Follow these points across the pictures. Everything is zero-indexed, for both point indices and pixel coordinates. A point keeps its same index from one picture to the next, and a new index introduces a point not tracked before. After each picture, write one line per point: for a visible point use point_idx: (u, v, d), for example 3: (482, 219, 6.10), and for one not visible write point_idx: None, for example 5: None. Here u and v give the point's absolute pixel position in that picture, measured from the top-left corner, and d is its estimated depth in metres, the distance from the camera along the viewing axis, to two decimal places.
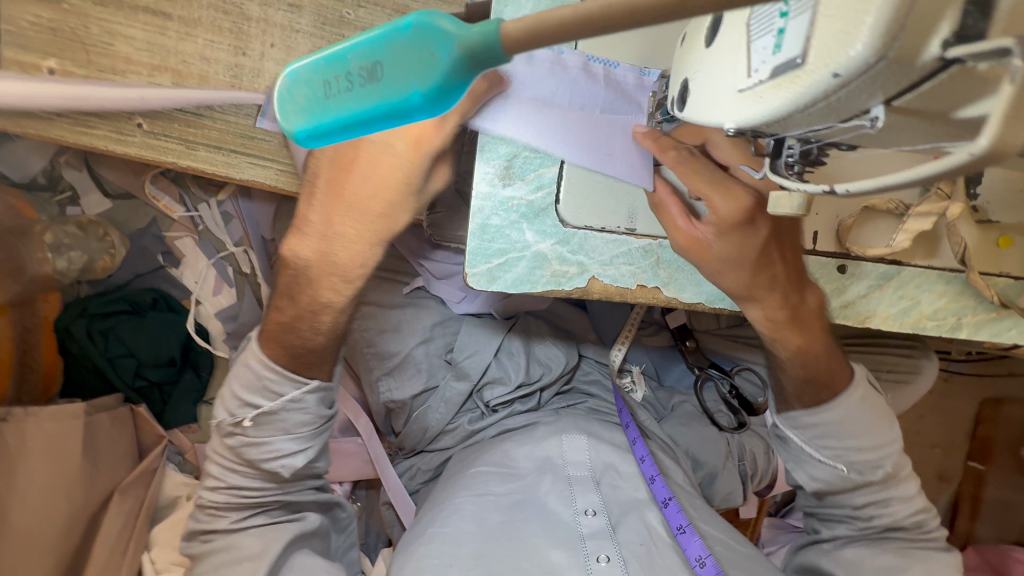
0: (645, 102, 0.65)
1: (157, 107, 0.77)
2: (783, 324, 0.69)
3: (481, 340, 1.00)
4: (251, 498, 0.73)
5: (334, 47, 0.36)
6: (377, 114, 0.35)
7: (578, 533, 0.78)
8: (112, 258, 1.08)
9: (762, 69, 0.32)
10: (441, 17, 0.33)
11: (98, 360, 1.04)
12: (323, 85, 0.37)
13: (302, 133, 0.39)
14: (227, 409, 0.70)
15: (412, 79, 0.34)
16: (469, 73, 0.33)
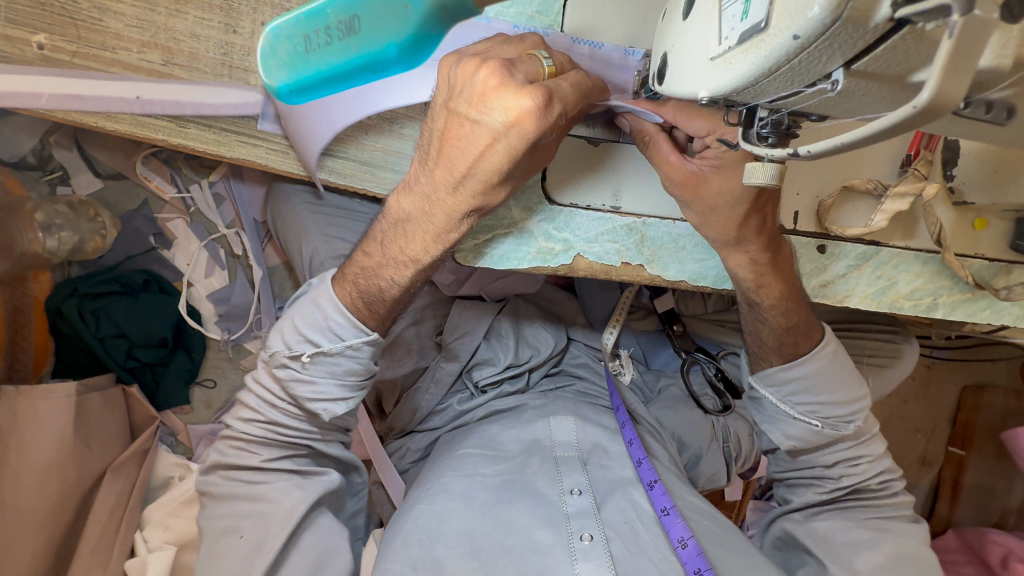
0: (629, 81, 0.66)
1: (148, 84, 0.77)
2: (766, 269, 0.67)
3: (471, 321, 1.00)
4: (288, 436, 0.73)
5: (312, 3, 0.37)
6: (356, 66, 0.38)
7: (563, 512, 0.80)
8: (103, 239, 1.08)
9: (731, 36, 0.34)
10: None
11: (90, 340, 1.05)
12: (303, 41, 0.38)
13: (284, 88, 0.40)
14: (285, 338, 0.70)
15: (388, 30, 0.36)
16: (441, 21, 0.35)
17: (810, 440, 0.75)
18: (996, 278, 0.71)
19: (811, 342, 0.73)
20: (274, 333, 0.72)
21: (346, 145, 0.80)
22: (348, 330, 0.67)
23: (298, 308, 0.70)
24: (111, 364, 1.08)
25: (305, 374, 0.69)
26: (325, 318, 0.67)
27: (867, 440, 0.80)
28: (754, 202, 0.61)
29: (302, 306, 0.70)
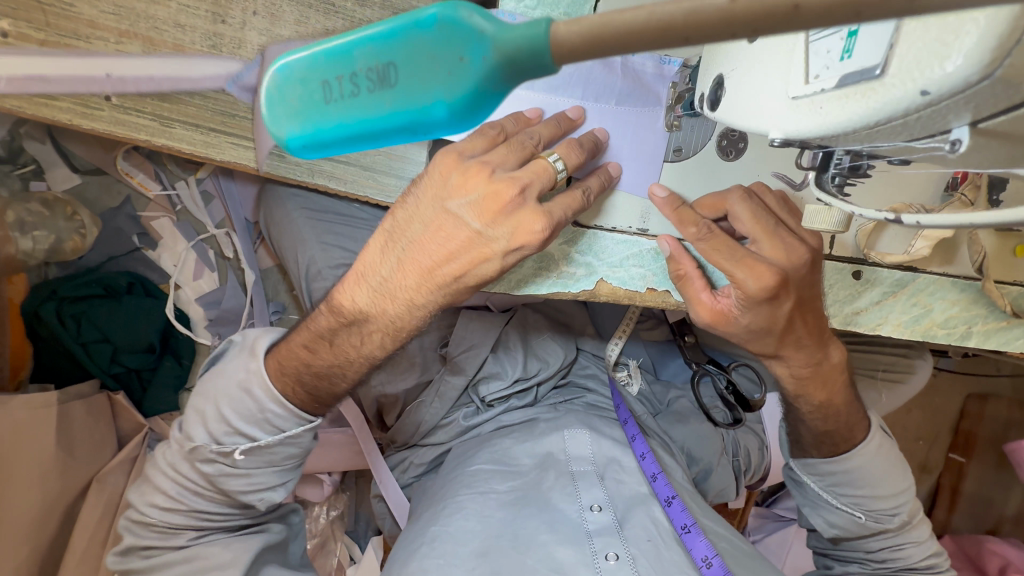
0: (663, 94, 0.64)
1: (126, 77, 0.70)
2: (806, 382, 0.71)
3: (478, 334, 0.96)
4: (212, 522, 0.70)
5: (337, 43, 0.32)
6: (391, 121, 0.32)
7: (584, 529, 0.77)
8: (82, 238, 1.01)
9: (824, 77, 0.36)
10: (469, 14, 0.29)
11: (71, 345, 0.98)
12: (322, 86, 0.33)
13: (294, 140, 0.36)
14: (209, 431, 0.66)
15: (435, 86, 0.30)
16: (502, 82, 0.30)
17: (848, 527, 0.77)
18: None
19: (852, 442, 0.75)
20: (193, 422, 0.67)
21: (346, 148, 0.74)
22: (292, 421, 0.66)
23: (225, 389, 0.66)
24: (95, 370, 1.02)
25: (239, 468, 0.67)
26: (261, 408, 0.65)
27: (915, 523, 0.79)
28: (801, 305, 0.61)
29: (229, 390, 0.65)
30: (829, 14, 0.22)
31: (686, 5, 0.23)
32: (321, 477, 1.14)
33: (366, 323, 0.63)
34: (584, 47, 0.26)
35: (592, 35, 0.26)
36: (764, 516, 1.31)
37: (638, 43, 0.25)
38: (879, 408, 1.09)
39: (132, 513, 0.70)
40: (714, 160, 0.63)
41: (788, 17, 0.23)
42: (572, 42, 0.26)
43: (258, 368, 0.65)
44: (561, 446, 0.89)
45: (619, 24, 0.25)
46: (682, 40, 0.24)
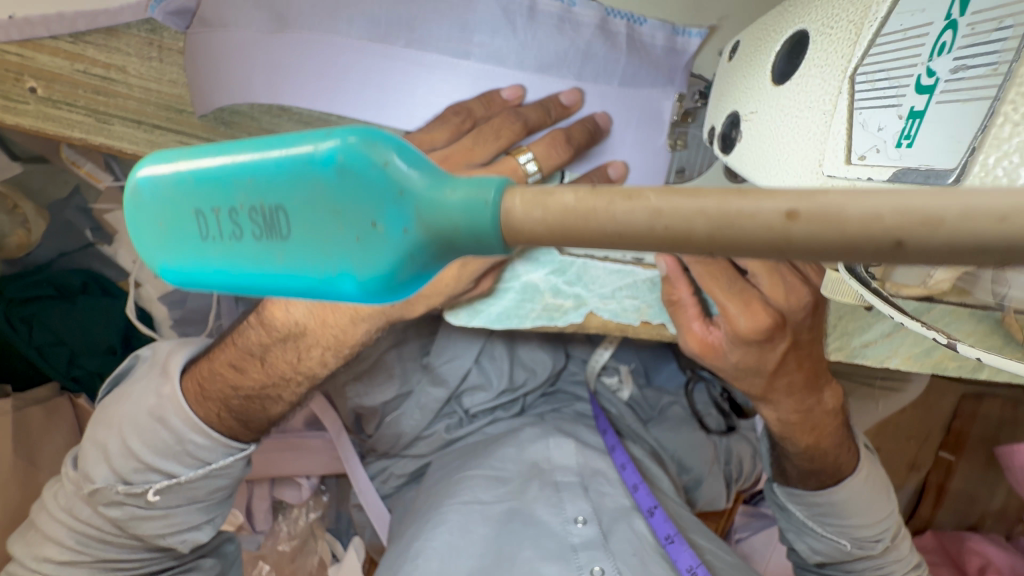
0: (678, 77, 0.63)
1: (51, 67, 0.62)
2: (795, 424, 0.68)
3: (460, 345, 0.90)
4: (128, 571, 0.69)
5: (212, 166, 0.28)
6: (285, 278, 0.27)
7: (568, 543, 0.74)
8: (28, 233, 0.92)
9: (871, 159, 0.31)
10: (382, 163, 0.25)
11: (23, 349, 0.92)
12: (195, 216, 0.28)
13: (170, 271, 0.30)
14: (116, 471, 0.65)
15: (341, 254, 0.26)
16: (428, 260, 0.25)
17: (831, 553, 0.76)
18: None
19: (837, 476, 0.73)
20: (95, 461, 0.65)
21: None
22: (219, 451, 0.67)
23: (132, 418, 0.65)
24: (54, 374, 0.96)
25: (155, 509, 0.66)
26: (180, 439, 0.65)
27: (900, 541, 0.76)
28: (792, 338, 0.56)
29: (137, 420, 0.65)
30: (942, 256, 0.17)
31: (721, 222, 0.19)
32: (298, 480, 1.10)
33: (303, 335, 0.63)
34: (552, 237, 0.22)
35: (562, 227, 0.22)
36: (751, 513, 1.26)
37: (651, 244, 0.21)
38: (875, 414, 1.08)
39: (78, 541, 0.66)
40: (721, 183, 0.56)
41: (889, 251, 0.18)
42: (536, 231, 0.22)
43: (172, 394, 0.65)
44: (542, 456, 0.85)
45: (609, 228, 0.21)
46: (702, 254, 0.20)
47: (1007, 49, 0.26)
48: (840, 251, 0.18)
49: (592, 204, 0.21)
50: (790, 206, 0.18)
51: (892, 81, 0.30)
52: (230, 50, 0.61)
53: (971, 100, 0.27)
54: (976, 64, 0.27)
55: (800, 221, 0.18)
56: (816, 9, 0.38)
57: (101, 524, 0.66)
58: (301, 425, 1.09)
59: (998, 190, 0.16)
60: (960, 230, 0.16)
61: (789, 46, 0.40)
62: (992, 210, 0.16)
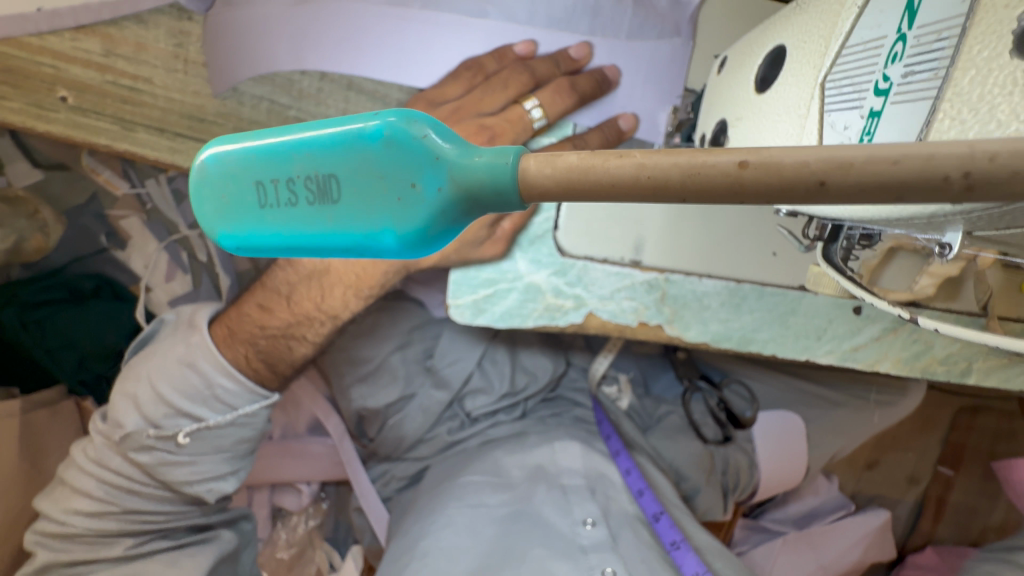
0: (684, 26, 0.63)
1: (82, 77, 0.65)
2: None
3: (463, 348, 0.93)
4: (154, 523, 0.70)
5: (271, 141, 0.30)
6: (331, 240, 0.29)
7: (578, 544, 0.75)
8: (45, 237, 0.95)
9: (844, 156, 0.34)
10: (420, 134, 0.27)
11: (35, 352, 0.94)
12: (254, 187, 0.30)
13: (228, 239, 0.32)
14: (145, 416, 0.66)
15: (384, 214, 0.28)
16: (460, 216, 0.28)
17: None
18: None
19: None
20: (125, 408, 0.67)
21: None
22: (245, 398, 0.68)
23: (161, 367, 0.67)
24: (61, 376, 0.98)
25: (182, 455, 0.67)
26: (209, 384, 0.67)
27: None
28: None
29: (167, 367, 0.67)
30: (864, 191, 0.20)
31: (687, 166, 0.22)
32: (299, 487, 1.10)
33: (327, 275, 0.68)
34: (558, 191, 0.25)
35: (568, 181, 0.24)
36: (750, 527, 1.25)
37: (633, 194, 0.23)
38: (872, 425, 1.09)
39: (105, 501, 0.67)
40: None
41: (812, 192, 0.21)
42: (546, 185, 0.25)
43: (202, 341, 0.68)
44: (550, 459, 0.86)
45: (598, 179, 0.24)
46: (678, 201, 0.23)
47: (944, 57, 0.29)
48: (777, 193, 0.21)
49: (591, 160, 0.24)
50: (741, 157, 0.21)
51: (856, 86, 0.34)
52: (258, 34, 0.63)
53: (915, 100, 0.30)
54: (921, 69, 0.30)
55: (750, 169, 0.21)
56: (792, 25, 0.41)
57: (134, 475, 0.68)
58: (303, 431, 1.10)
59: (894, 144, 0.20)
60: (867, 172, 0.19)
61: (772, 58, 0.43)
62: (885, 155, 0.19)
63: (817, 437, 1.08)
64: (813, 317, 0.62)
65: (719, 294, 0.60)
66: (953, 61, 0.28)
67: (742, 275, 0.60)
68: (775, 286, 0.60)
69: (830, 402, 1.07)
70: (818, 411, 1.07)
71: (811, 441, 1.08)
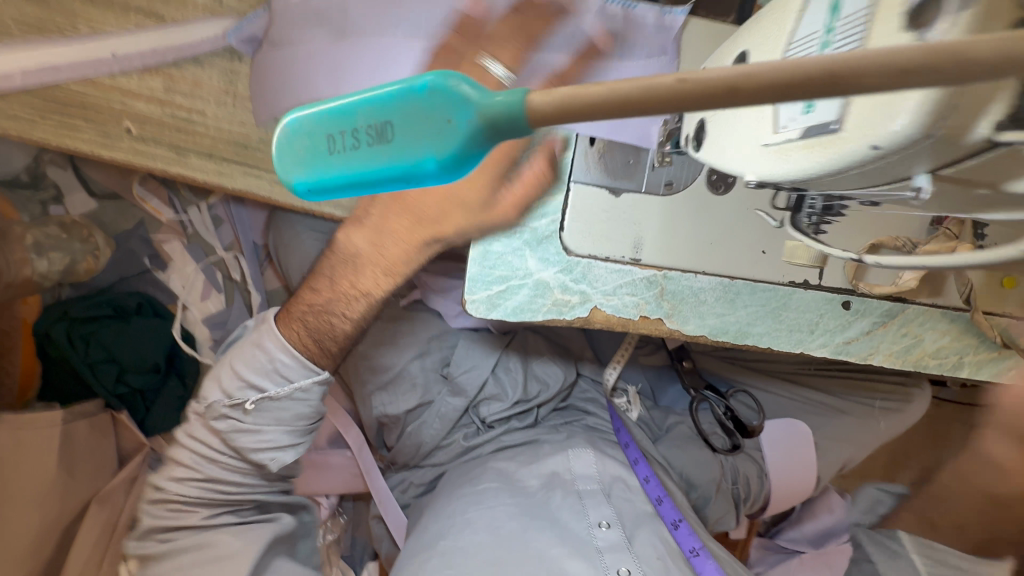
0: (669, 47, 0.70)
1: (146, 112, 0.75)
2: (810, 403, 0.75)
3: (477, 356, 0.98)
4: (227, 494, 0.77)
5: (340, 101, 0.33)
6: (385, 175, 0.33)
7: (594, 545, 0.75)
8: (96, 260, 1.04)
9: (790, 127, 0.38)
10: (459, 80, 0.31)
11: (77, 365, 1.01)
12: (326, 139, 0.34)
13: (302, 185, 0.36)
14: (224, 389, 0.73)
15: (428, 145, 0.31)
16: (489, 143, 0.31)
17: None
18: None
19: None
20: (210, 384, 0.75)
21: None
22: (300, 372, 0.72)
23: (239, 349, 0.74)
24: (101, 390, 1.04)
25: (250, 424, 0.73)
26: (270, 358, 0.71)
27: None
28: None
29: (243, 349, 0.73)
30: (769, 93, 0.24)
31: (642, 82, 0.26)
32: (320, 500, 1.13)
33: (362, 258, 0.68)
34: (552, 113, 0.28)
35: (561, 109, 0.28)
36: (766, 547, 1.26)
37: (598, 112, 0.27)
38: (879, 434, 1.10)
39: (190, 466, 0.75)
40: (704, 193, 0.63)
41: (727, 98, 0.25)
42: (545, 112, 0.28)
43: (267, 324, 0.72)
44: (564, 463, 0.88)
45: (581, 104, 0.27)
46: (640, 114, 0.26)
47: (860, 36, 0.36)
48: (706, 99, 0.25)
49: (573, 90, 0.27)
50: (679, 75, 0.25)
51: None
52: (296, 67, 0.71)
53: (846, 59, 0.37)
54: (846, 44, 0.37)
55: (688, 83, 0.25)
56: (751, 36, 0.48)
57: (218, 445, 0.75)
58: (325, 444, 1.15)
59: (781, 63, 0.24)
60: (766, 75, 0.24)
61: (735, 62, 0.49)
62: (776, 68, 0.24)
63: (824, 445, 1.09)
64: (804, 311, 0.67)
65: (714, 289, 0.65)
66: (863, 42, 0.36)
67: (736, 272, 0.65)
68: (767, 281, 0.66)
69: (834, 411, 1.09)
70: (821, 418, 1.09)
71: (821, 451, 1.09)
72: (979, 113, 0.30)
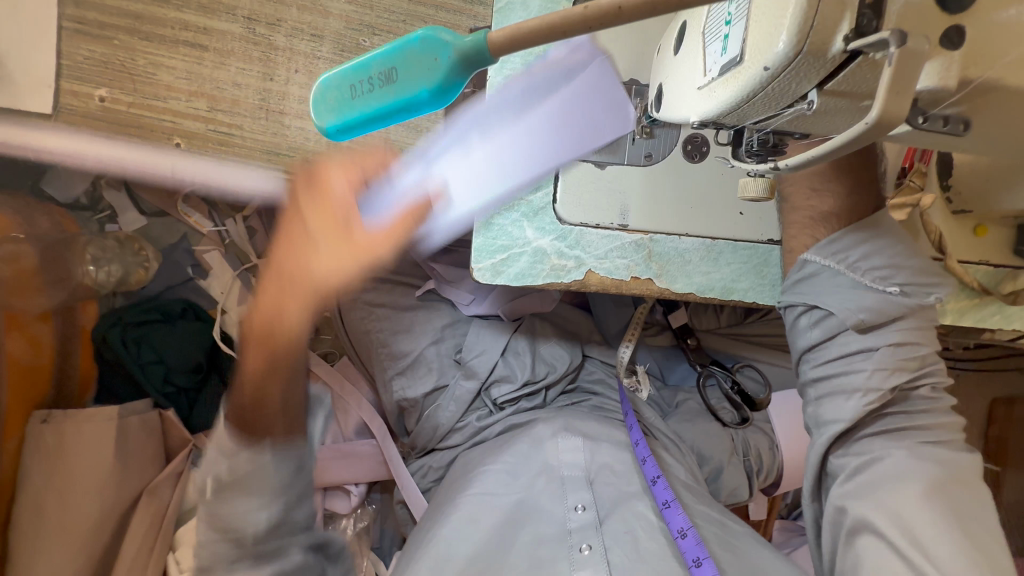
0: None
1: (191, 128, 0.86)
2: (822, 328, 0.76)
3: (489, 340, 1.05)
4: None
5: (359, 57, 0.42)
6: (392, 110, 0.42)
7: (566, 527, 0.79)
8: (146, 270, 1.18)
9: (713, 69, 0.45)
10: (443, 30, 0.40)
11: (131, 367, 1.11)
12: (349, 88, 0.42)
13: (332, 129, 0.44)
14: None
15: (422, 82, 0.41)
16: (466, 74, 0.41)
17: (885, 310, 0.63)
18: (1002, 284, 0.74)
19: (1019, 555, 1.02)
20: None
21: None
22: None
23: None
24: (150, 389, 1.13)
25: None
26: None
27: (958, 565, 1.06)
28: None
29: None
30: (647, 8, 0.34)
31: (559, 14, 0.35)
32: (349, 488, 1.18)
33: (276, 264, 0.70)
34: (504, 41, 0.37)
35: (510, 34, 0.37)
36: (789, 529, 1.27)
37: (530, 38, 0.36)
38: None
39: None
40: (680, 162, 0.71)
41: (616, 17, 0.34)
42: (498, 42, 0.38)
43: None
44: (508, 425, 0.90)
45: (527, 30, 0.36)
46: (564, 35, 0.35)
47: None
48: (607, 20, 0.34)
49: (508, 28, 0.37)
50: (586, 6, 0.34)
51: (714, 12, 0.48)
52: None
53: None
54: None
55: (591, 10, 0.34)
56: None
57: None
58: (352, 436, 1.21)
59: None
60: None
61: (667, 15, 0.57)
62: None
63: None
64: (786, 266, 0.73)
65: (698, 250, 0.72)
66: None
67: (717, 232, 0.72)
68: (746, 241, 0.72)
69: None
70: None
71: None
72: (833, 31, 0.38)
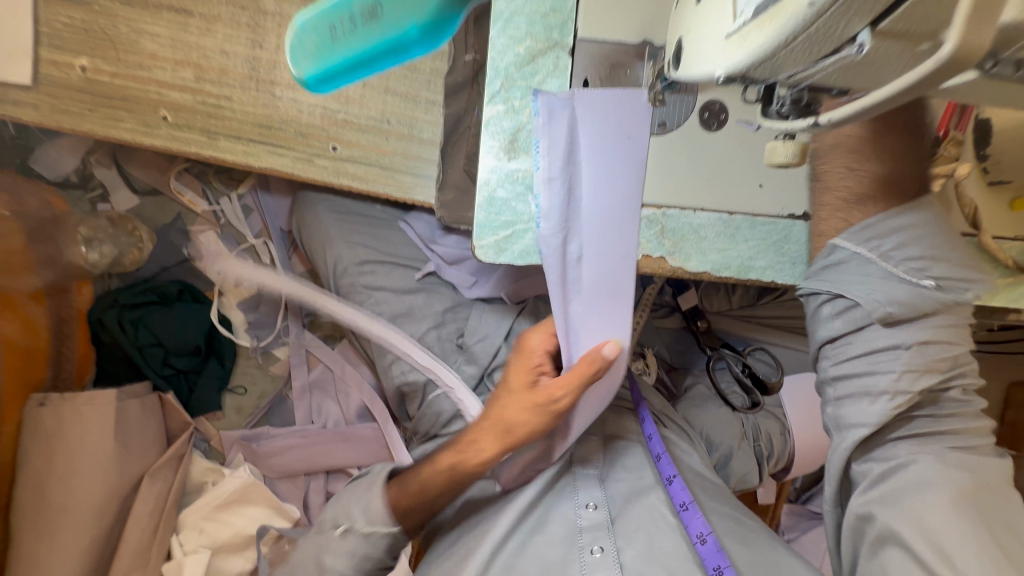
0: None
1: (180, 100, 0.82)
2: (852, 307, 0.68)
3: (492, 323, 1.02)
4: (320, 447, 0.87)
5: None
6: (379, 47, 0.45)
7: (577, 526, 0.78)
8: (140, 252, 1.13)
9: (746, 11, 0.41)
10: None
11: (128, 348, 1.07)
12: (329, 31, 0.45)
13: (313, 77, 0.47)
14: None
15: (411, 17, 0.44)
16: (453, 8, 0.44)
17: (918, 306, 0.58)
18: None
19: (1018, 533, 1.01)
20: None
21: (366, 151, 0.87)
22: None
23: None
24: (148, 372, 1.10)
25: None
26: None
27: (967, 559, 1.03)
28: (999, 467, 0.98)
29: None
30: None
31: None
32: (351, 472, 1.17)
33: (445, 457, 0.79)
34: None
35: None
36: (798, 513, 1.24)
37: None
38: None
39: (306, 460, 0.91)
40: (697, 131, 0.66)
41: None
42: None
43: None
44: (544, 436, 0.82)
45: None
46: None
47: None
48: None
49: None
50: None
51: None
52: None
53: None
54: None
55: None
56: None
57: None
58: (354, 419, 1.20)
59: None
60: None
61: None
62: None
63: None
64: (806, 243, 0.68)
65: (714, 226, 0.68)
66: None
67: (734, 207, 0.67)
68: (765, 216, 0.68)
69: None
70: None
71: None
72: None
